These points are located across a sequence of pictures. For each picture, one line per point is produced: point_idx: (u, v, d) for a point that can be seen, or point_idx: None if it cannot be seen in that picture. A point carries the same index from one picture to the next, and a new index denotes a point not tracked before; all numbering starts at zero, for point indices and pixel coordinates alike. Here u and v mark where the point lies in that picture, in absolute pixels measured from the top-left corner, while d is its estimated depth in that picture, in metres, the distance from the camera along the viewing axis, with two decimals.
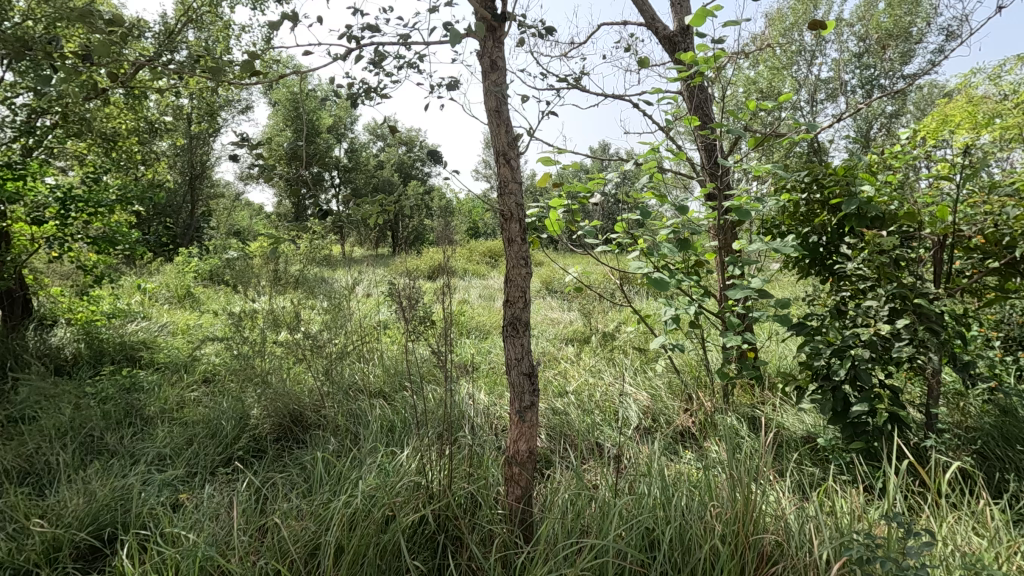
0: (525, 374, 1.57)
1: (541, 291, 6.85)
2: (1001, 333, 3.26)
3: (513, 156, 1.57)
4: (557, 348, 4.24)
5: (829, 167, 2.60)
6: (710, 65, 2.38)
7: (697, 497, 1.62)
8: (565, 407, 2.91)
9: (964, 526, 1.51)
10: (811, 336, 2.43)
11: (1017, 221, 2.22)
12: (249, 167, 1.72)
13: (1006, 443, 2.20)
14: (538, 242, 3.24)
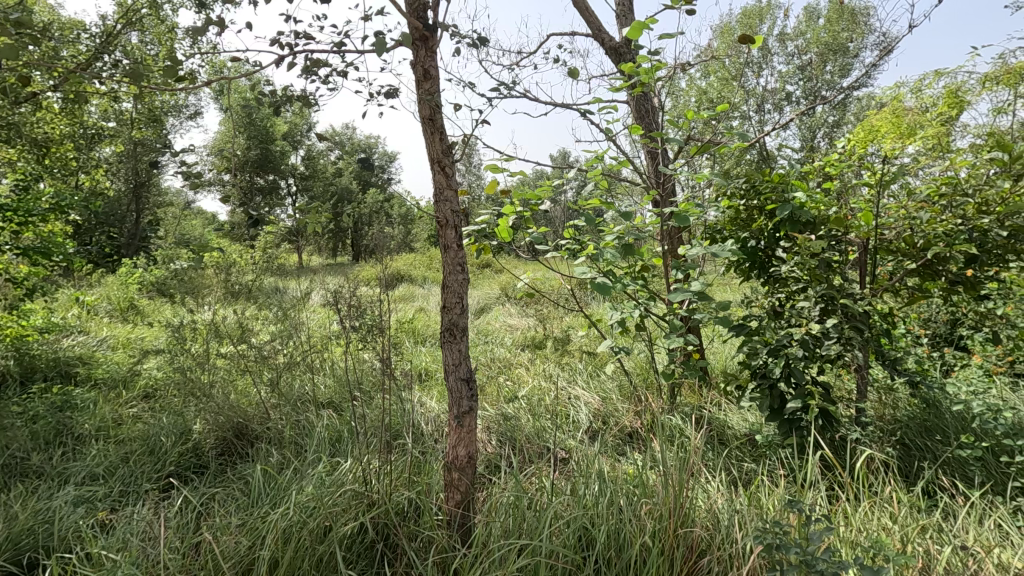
0: (463, 379, 1.60)
1: (500, 298, 6.87)
2: (928, 331, 3.45)
3: (448, 163, 1.59)
4: (512, 354, 4.27)
5: (765, 174, 2.71)
6: (651, 77, 2.46)
7: (633, 495, 1.67)
8: (518, 413, 2.92)
9: (877, 512, 1.60)
10: (749, 337, 2.53)
11: (929, 225, 2.37)
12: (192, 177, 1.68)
13: (925, 433, 2.34)
14: (489, 248, 3.26)
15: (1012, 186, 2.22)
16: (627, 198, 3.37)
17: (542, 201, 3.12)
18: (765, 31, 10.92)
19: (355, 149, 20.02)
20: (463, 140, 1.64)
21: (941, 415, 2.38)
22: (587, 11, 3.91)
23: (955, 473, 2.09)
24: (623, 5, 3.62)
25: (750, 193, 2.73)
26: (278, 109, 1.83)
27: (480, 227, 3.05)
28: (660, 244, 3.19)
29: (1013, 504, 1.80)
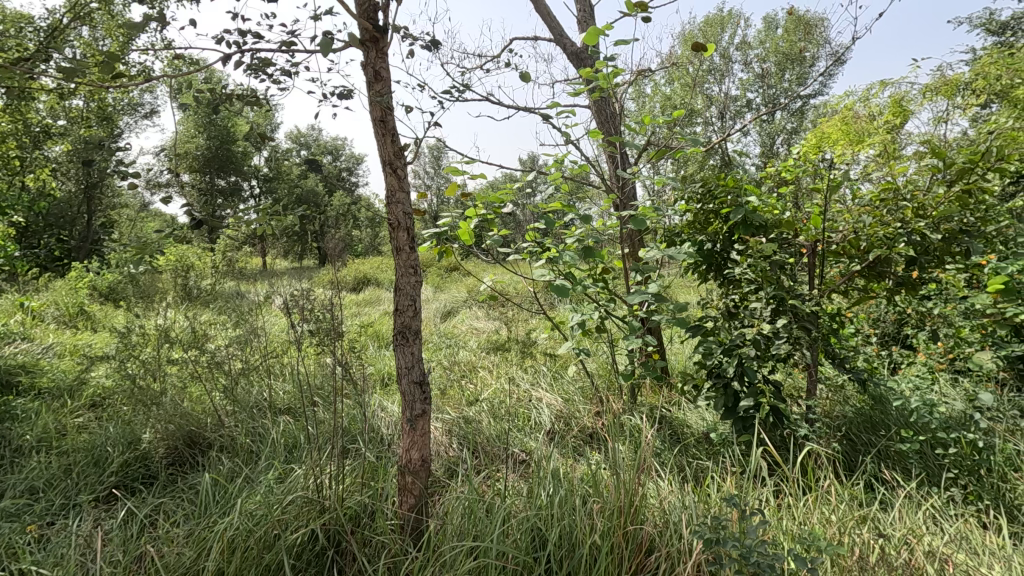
0: (416, 382, 1.59)
1: (467, 301, 6.84)
2: (877, 330, 3.58)
3: (400, 165, 1.58)
4: (477, 357, 4.26)
5: (720, 178, 2.75)
6: (609, 83, 2.49)
7: (586, 495, 1.69)
8: (479, 416, 2.91)
9: (818, 506, 1.67)
10: (704, 337, 2.58)
11: (872, 229, 2.47)
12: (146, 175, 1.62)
13: (870, 429, 2.43)
14: (451, 251, 3.24)
15: (946, 191, 2.32)
16: (587, 201, 3.40)
17: (504, 203, 3.13)
18: (727, 39, 11.19)
19: (320, 150, 19.65)
20: (416, 143, 1.63)
21: (884, 411, 2.48)
22: (549, 16, 3.95)
23: (895, 467, 2.17)
24: (584, 12, 3.67)
25: (706, 198, 2.78)
26: (229, 107, 1.78)
27: (441, 229, 3.03)
28: (620, 247, 3.23)
29: (945, 495, 1.89)
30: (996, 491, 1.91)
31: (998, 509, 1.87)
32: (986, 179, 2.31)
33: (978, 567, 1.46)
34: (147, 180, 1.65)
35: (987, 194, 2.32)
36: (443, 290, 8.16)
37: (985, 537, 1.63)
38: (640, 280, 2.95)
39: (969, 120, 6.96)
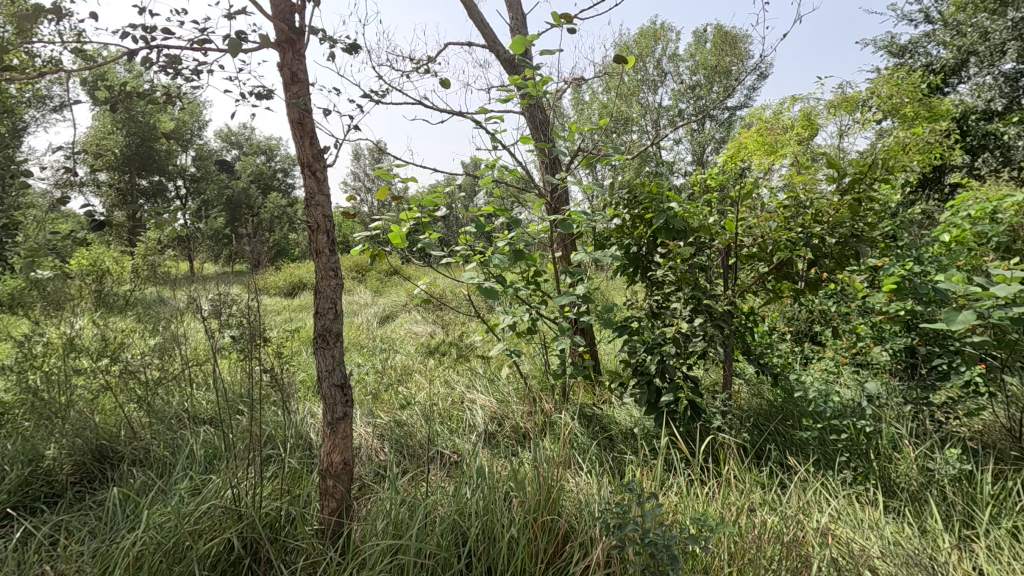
0: (337, 386, 1.60)
1: (406, 304, 6.76)
2: (791, 328, 3.82)
3: (319, 168, 1.57)
4: (414, 361, 4.22)
5: (644, 184, 2.86)
6: (537, 90, 2.54)
7: (508, 492, 1.74)
8: (412, 419, 2.90)
9: (723, 494, 1.78)
10: (629, 337, 2.69)
11: (778, 233, 2.65)
12: (54, 171, 1.54)
13: (777, 420, 2.61)
14: (383, 254, 3.20)
15: (840, 200, 2.54)
16: (520, 205, 3.45)
17: (437, 207, 3.14)
18: (661, 51, 11.64)
19: (254, 150, 18.88)
20: (336, 146, 1.63)
21: (791, 403, 2.66)
22: (484, 23, 4.00)
23: (797, 453, 2.35)
24: (517, 19, 3.74)
25: (631, 203, 2.89)
26: (140, 103, 1.71)
27: (372, 232, 3.00)
28: (550, 250, 3.31)
29: (837, 476, 2.07)
30: (881, 471, 2.08)
31: (882, 487, 2.05)
32: (873, 188, 2.53)
33: (857, 540, 1.61)
34: (53, 178, 1.58)
35: (875, 202, 2.55)
36: (382, 295, 8.03)
37: (866, 513, 1.80)
38: (570, 282, 3.04)
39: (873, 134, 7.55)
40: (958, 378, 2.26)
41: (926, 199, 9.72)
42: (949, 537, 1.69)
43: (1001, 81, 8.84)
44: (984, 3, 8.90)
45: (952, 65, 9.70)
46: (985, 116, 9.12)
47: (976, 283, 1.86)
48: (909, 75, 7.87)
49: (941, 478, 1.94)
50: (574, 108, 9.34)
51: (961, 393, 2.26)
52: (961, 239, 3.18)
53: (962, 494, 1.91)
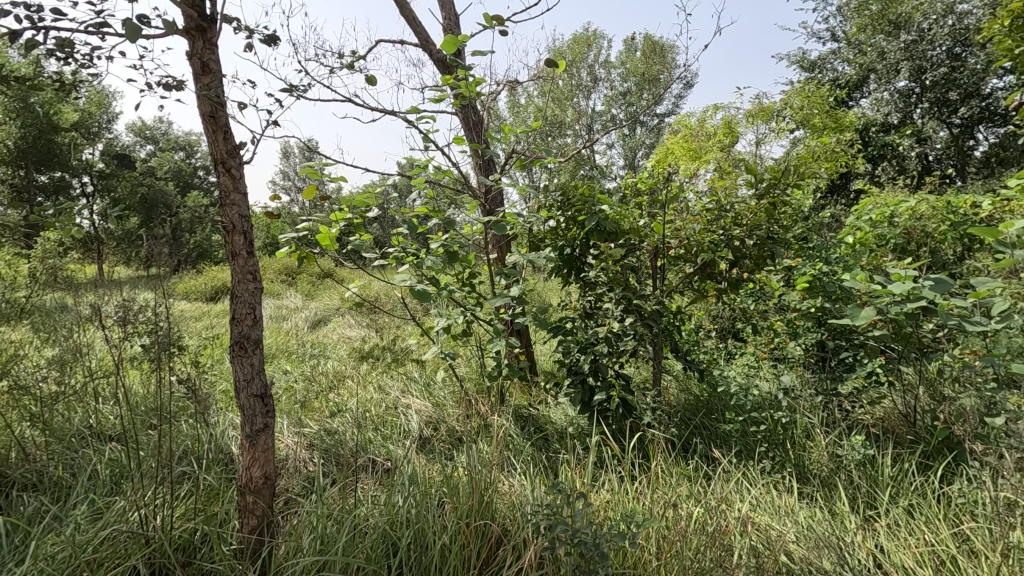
0: (256, 395, 1.52)
1: (338, 309, 6.53)
2: (716, 326, 4.00)
3: (234, 164, 1.48)
4: (345, 366, 4.08)
5: (576, 187, 2.90)
6: (470, 91, 2.51)
7: (439, 500, 1.71)
8: (344, 427, 2.79)
9: (652, 490, 1.82)
10: (563, 337, 2.72)
11: (702, 235, 2.76)
12: None
13: (703, 416, 2.71)
14: (311, 257, 3.05)
15: (757, 204, 2.68)
16: (454, 206, 3.41)
17: (369, 208, 3.04)
18: (595, 58, 11.92)
19: (172, 146, 17.70)
20: (253, 142, 1.54)
21: (715, 397, 2.78)
22: (416, 21, 3.93)
23: (721, 446, 2.46)
24: (450, 20, 3.71)
25: (564, 206, 2.92)
26: (27, 89, 1.54)
27: (300, 233, 2.86)
28: (485, 252, 3.29)
29: (757, 466, 2.18)
30: (796, 459, 2.21)
31: (796, 474, 2.18)
32: (786, 193, 2.69)
33: (774, 527, 1.71)
34: None
35: (788, 206, 2.71)
36: (313, 298, 7.72)
37: (783, 500, 1.90)
38: (505, 283, 3.03)
39: (788, 142, 8.06)
40: (861, 370, 2.43)
41: (834, 203, 10.50)
42: (854, 518, 1.81)
43: (896, 97, 9.71)
44: (880, 26, 9.73)
45: (854, 81, 10.53)
46: (884, 129, 9.96)
47: (877, 281, 2.01)
48: (819, 88, 8.47)
49: (848, 463, 2.06)
50: (510, 109, 9.38)
51: (865, 383, 2.43)
52: (863, 240, 3.44)
53: (866, 477, 2.03)
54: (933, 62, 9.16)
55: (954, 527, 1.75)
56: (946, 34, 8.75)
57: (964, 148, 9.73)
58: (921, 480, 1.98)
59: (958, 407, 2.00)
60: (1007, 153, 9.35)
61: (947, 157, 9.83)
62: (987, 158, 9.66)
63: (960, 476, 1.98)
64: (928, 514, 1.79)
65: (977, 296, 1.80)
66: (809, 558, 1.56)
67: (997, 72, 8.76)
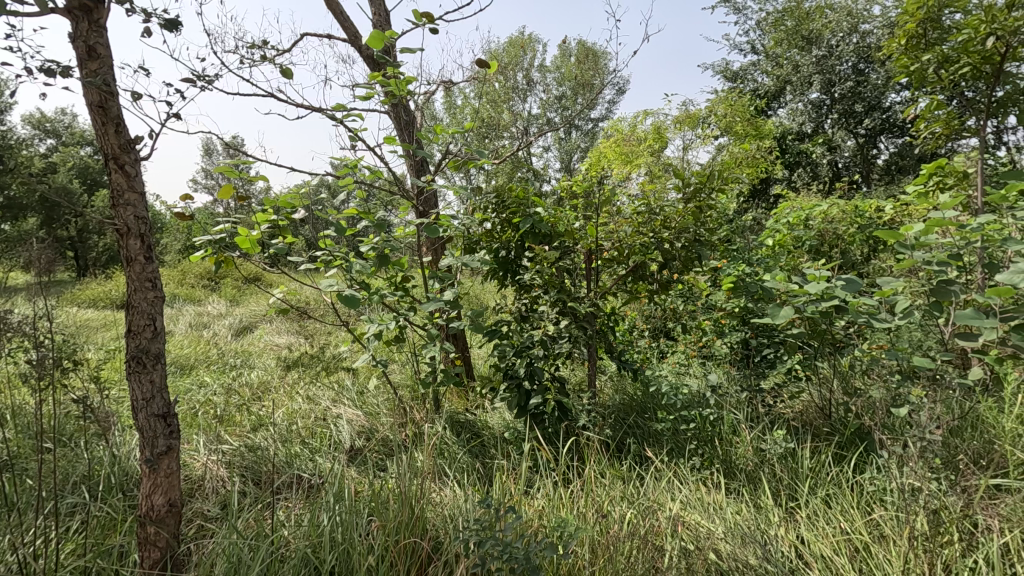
0: (157, 415, 1.40)
1: (264, 315, 6.18)
2: (648, 326, 4.08)
3: (128, 160, 1.33)
4: (271, 376, 3.85)
5: (510, 189, 2.85)
6: (402, 90, 2.36)
7: (366, 517, 1.63)
8: (267, 441, 2.62)
9: (585, 495, 1.82)
10: (499, 341, 2.68)
11: (633, 238, 2.79)
12: None
13: (636, 416, 2.75)
14: (231, 265, 2.76)
15: (684, 207, 2.73)
16: (386, 208, 3.28)
17: (293, 209, 2.86)
18: (530, 62, 11.99)
19: (76, 141, 16.26)
20: (151, 135, 1.40)
21: (648, 397, 2.82)
22: (344, 16, 3.77)
23: (654, 445, 2.50)
24: (380, 16, 3.59)
25: (498, 208, 2.88)
26: None
27: (216, 236, 2.61)
28: (418, 255, 3.19)
29: (687, 464, 2.22)
30: (724, 455, 2.28)
31: (724, 470, 2.24)
32: (711, 198, 2.77)
33: (703, 525, 1.75)
34: None
35: (713, 210, 2.79)
36: (237, 305, 7.28)
37: (711, 497, 1.95)
38: (438, 287, 2.94)
39: (713, 148, 8.42)
40: (782, 366, 2.55)
41: (756, 207, 11.08)
42: (777, 511, 1.88)
43: (809, 108, 10.38)
44: (794, 41, 10.39)
45: (773, 91, 11.17)
46: (799, 137, 10.63)
47: (796, 282, 2.10)
48: (741, 97, 8.91)
49: (771, 456, 2.13)
50: (445, 110, 9.26)
51: (786, 379, 2.55)
52: (782, 243, 3.62)
53: (787, 469, 2.12)
54: (841, 77, 9.92)
55: (866, 514, 1.85)
56: (852, 51, 9.64)
57: (869, 157, 10.51)
58: (835, 470, 2.08)
59: (868, 400, 2.12)
60: (904, 162, 10.22)
61: (854, 164, 10.61)
62: (888, 165, 10.46)
63: (870, 464, 2.10)
64: (842, 502, 1.89)
65: (883, 295, 1.91)
66: (735, 553, 1.61)
67: (895, 87, 9.59)
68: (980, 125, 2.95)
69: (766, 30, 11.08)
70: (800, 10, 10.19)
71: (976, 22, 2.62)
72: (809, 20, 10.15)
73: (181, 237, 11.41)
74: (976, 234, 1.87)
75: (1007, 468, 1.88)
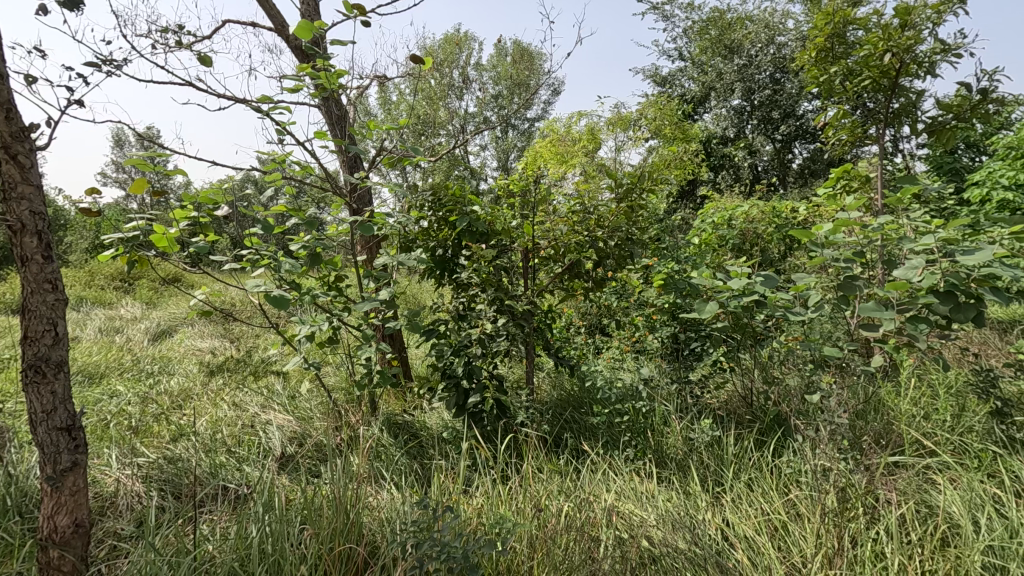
0: (60, 429, 1.29)
1: (185, 319, 5.81)
2: (584, 323, 4.17)
3: (22, 150, 1.21)
4: (193, 383, 3.62)
5: (446, 187, 2.82)
6: (332, 83, 2.27)
7: (298, 526, 1.57)
8: (189, 452, 2.46)
9: (523, 491, 1.84)
10: (436, 341, 2.65)
11: (568, 236, 2.82)
12: None
13: (572, 412, 2.79)
14: (146, 264, 2.56)
15: (616, 207, 2.80)
16: (317, 205, 3.15)
17: (216, 205, 2.69)
18: (466, 59, 11.93)
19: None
20: (49, 123, 1.28)
21: (585, 392, 2.89)
22: (270, 3, 3.61)
23: (590, 439, 2.56)
24: (308, 5, 3.46)
25: (435, 206, 2.84)
26: None
27: (129, 233, 2.42)
28: (352, 253, 3.09)
29: (622, 456, 2.29)
30: (656, 445, 2.37)
31: (656, 460, 2.33)
32: (642, 198, 2.85)
33: (636, 515, 1.81)
34: None
35: (644, 209, 2.88)
36: (154, 307, 6.80)
37: (643, 487, 2.03)
38: (373, 287, 2.87)
39: (644, 150, 8.71)
40: (708, 358, 2.67)
41: (685, 207, 11.57)
42: (705, 497, 1.98)
43: (732, 113, 10.95)
44: (718, 49, 10.91)
45: (698, 97, 11.68)
46: (723, 141, 11.19)
47: (720, 278, 2.21)
48: (670, 101, 9.26)
49: (699, 445, 2.23)
50: (379, 105, 9.04)
51: (712, 370, 2.67)
52: (708, 241, 3.80)
53: (713, 456, 2.23)
54: (760, 85, 10.54)
55: (784, 495, 1.97)
56: (769, 61, 10.29)
57: (785, 161, 11.22)
58: (757, 456, 2.21)
59: (786, 389, 2.27)
60: (816, 167, 10.99)
61: (772, 168, 11.29)
62: (802, 169, 11.21)
63: (788, 448, 2.24)
64: (763, 485, 2.02)
65: (797, 290, 2.05)
66: (666, 539, 1.68)
67: (807, 96, 10.29)
68: (880, 133, 3.22)
69: (692, 37, 11.57)
70: (723, 20, 10.71)
71: (875, 39, 2.86)
72: (731, 30, 10.69)
73: (89, 235, 10.52)
74: (877, 233, 2.04)
75: (902, 446, 2.07)
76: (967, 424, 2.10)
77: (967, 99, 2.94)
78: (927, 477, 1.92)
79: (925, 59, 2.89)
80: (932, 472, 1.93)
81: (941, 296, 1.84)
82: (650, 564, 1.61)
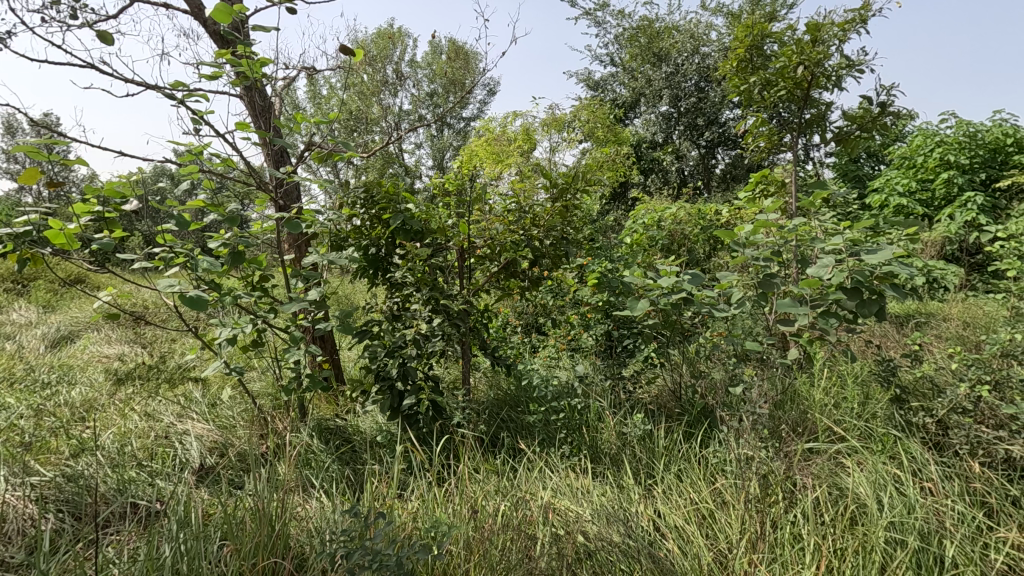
0: None
1: (90, 324, 5.31)
2: (520, 322, 4.18)
3: None
4: (99, 393, 3.32)
5: (379, 184, 2.73)
6: (254, 72, 2.13)
7: (216, 543, 1.47)
8: (92, 467, 2.25)
9: (458, 493, 1.81)
10: (369, 342, 2.56)
11: (504, 235, 2.80)
12: None
13: (509, 412, 2.79)
14: (41, 263, 2.30)
15: (551, 207, 2.81)
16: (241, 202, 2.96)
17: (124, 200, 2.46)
18: (400, 55, 11.69)
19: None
20: None
21: (521, 390, 2.89)
22: None
23: (526, 437, 2.56)
24: None
25: (366, 203, 2.75)
26: None
27: (19, 230, 2.16)
28: (277, 251, 2.93)
29: (558, 453, 2.31)
30: (591, 441, 2.40)
31: (591, 455, 2.36)
32: (576, 198, 2.88)
33: (572, 511, 1.83)
34: None
35: (579, 209, 2.91)
36: (51, 312, 6.16)
37: (579, 482, 2.06)
38: (301, 286, 2.74)
39: (578, 152, 8.86)
40: (639, 355, 2.74)
41: (617, 209, 11.87)
42: (637, 489, 2.03)
43: (660, 119, 11.36)
44: (647, 56, 11.30)
45: (628, 102, 12.04)
46: (652, 145, 11.57)
47: (651, 277, 2.26)
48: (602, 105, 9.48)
49: (632, 439, 2.30)
50: (307, 98, 8.65)
51: (643, 366, 2.75)
52: (639, 241, 3.90)
53: (645, 450, 2.29)
54: (686, 93, 11.00)
55: (711, 484, 2.06)
56: (694, 70, 10.75)
57: (709, 166, 11.77)
58: (686, 448, 2.29)
59: (712, 382, 2.36)
60: (737, 172, 11.60)
61: (697, 172, 11.79)
62: (724, 174, 11.80)
63: (714, 439, 2.34)
64: (692, 475, 2.10)
65: (722, 287, 2.14)
66: (601, 532, 1.70)
67: (729, 104, 10.85)
68: (794, 141, 3.42)
69: (622, 44, 11.91)
70: (651, 29, 11.10)
71: (789, 52, 3.04)
72: (658, 38, 11.09)
73: None
74: (792, 234, 2.16)
75: (817, 433, 2.21)
76: (872, 411, 2.28)
77: (868, 111, 3.18)
78: (838, 461, 2.06)
79: (833, 73, 3.10)
80: (843, 456, 2.08)
81: (848, 292, 1.98)
82: (586, 559, 1.63)
